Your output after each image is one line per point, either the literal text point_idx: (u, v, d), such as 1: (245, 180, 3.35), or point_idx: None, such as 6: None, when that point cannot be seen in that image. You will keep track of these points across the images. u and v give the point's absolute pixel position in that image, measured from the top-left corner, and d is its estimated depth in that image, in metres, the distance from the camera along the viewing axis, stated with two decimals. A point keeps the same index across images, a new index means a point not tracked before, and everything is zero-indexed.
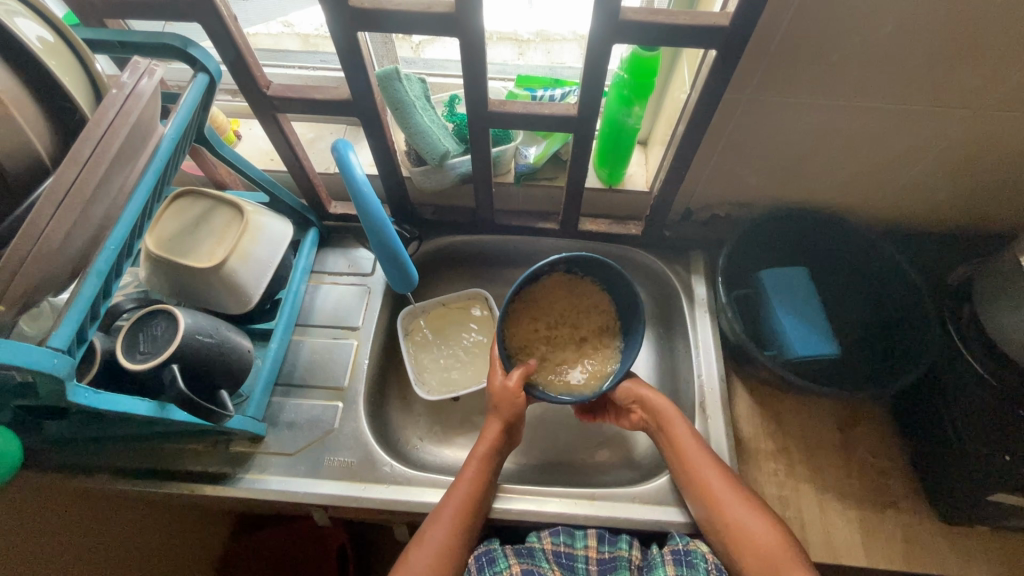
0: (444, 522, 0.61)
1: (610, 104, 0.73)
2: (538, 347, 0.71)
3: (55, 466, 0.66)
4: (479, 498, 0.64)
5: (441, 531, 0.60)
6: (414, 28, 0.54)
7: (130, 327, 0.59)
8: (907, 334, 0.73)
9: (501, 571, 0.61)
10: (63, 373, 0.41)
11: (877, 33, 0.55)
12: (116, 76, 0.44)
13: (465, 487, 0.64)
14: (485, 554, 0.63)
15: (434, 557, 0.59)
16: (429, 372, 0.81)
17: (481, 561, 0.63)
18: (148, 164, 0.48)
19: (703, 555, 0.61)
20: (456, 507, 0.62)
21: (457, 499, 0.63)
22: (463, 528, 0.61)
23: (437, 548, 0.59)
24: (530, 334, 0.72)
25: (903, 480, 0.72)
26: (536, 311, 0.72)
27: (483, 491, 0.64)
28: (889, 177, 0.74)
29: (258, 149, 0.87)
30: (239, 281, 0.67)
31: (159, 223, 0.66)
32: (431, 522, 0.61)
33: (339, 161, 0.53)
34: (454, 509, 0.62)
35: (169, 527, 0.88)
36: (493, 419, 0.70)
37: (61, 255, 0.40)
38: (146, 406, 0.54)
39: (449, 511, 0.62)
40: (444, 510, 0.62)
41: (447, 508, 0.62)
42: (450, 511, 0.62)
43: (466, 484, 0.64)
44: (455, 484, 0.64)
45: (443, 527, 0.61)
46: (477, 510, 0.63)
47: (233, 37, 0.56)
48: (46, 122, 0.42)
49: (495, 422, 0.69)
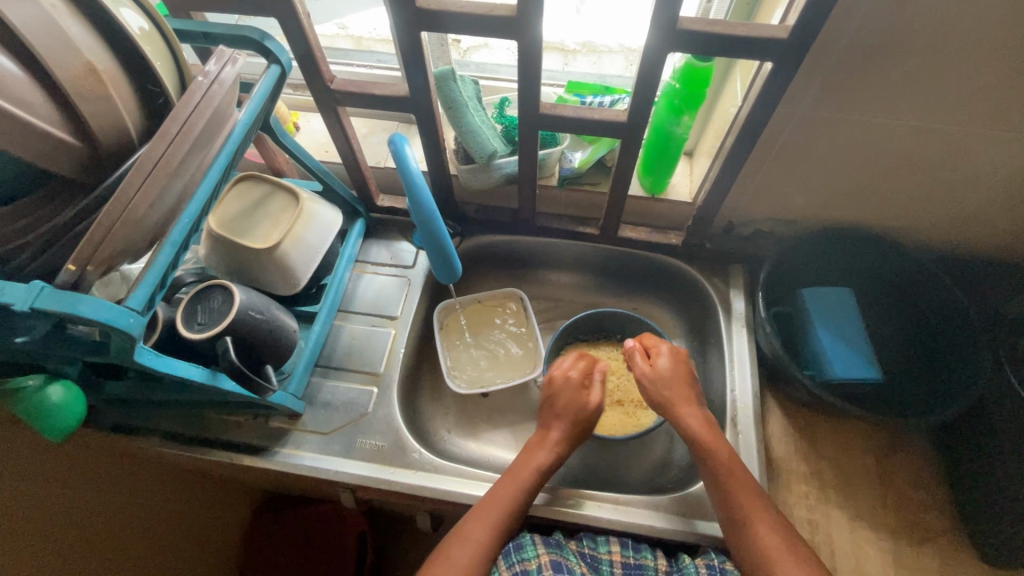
0: (486, 522, 0.60)
1: (659, 113, 0.74)
2: None
3: (110, 425, 0.71)
4: (525, 503, 0.63)
5: (481, 528, 0.60)
6: (475, 30, 0.56)
7: (190, 298, 0.63)
8: (955, 363, 0.70)
9: (528, 559, 0.61)
10: (137, 332, 0.44)
11: (942, 50, 0.54)
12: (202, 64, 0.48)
13: (513, 490, 0.63)
14: (512, 542, 0.64)
15: (472, 554, 0.59)
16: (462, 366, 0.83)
17: (508, 549, 0.63)
18: (222, 146, 0.51)
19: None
20: (502, 509, 0.62)
21: (504, 500, 0.62)
22: (504, 530, 0.61)
23: (476, 545, 0.59)
24: None
25: (943, 515, 0.70)
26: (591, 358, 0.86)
27: (529, 497, 0.64)
28: (946, 202, 0.72)
29: (314, 141, 0.91)
30: (291, 264, 0.71)
31: (222, 205, 0.70)
32: (474, 519, 0.61)
33: (395, 154, 0.56)
34: (499, 510, 0.61)
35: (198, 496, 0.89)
36: (556, 426, 0.69)
37: (144, 223, 0.43)
38: (200, 373, 0.57)
39: (494, 511, 0.61)
40: (488, 509, 0.62)
41: (491, 509, 0.61)
42: (495, 510, 0.61)
43: (516, 487, 0.64)
44: (505, 485, 0.64)
45: (484, 526, 0.60)
46: (519, 515, 0.62)
47: (305, 31, 0.60)
48: (138, 102, 0.46)
49: (557, 429, 0.69)
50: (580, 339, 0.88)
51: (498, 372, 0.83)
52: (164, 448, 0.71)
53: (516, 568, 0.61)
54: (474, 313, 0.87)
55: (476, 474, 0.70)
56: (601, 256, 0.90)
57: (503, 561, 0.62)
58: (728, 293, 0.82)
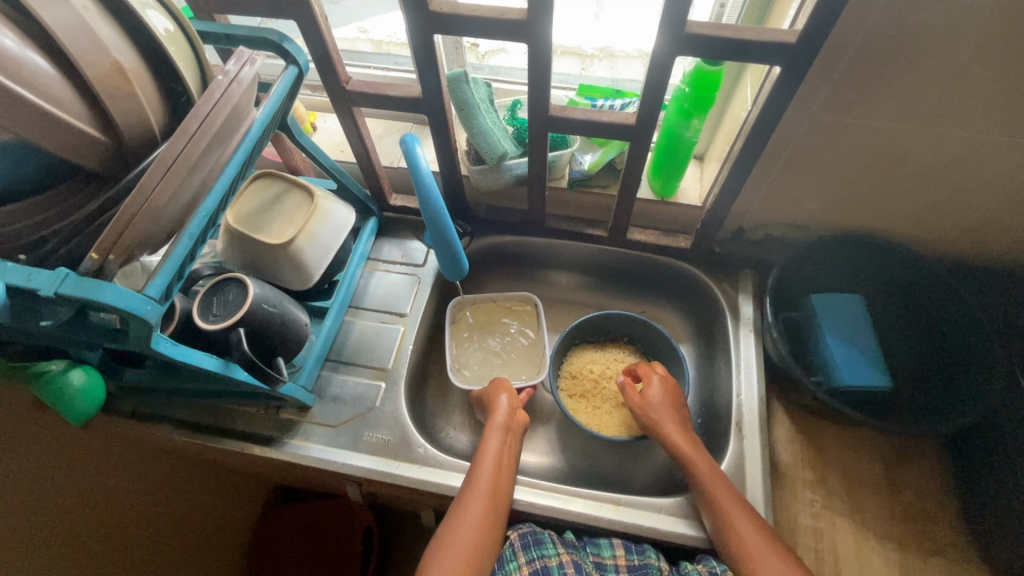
0: (478, 493, 0.63)
1: (670, 117, 0.74)
2: (585, 384, 0.84)
3: (128, 412, 0.73)
4: (504, 468, 0.66)
5: (479, 499, 0.62)
6: (487, 33, 0.57)
7: (206, 290, 0.65)
8: (967, 373, 0.69)
9: (548, 554, 0.62)
10: (153, 319, 0.46)
11: (953, 56, 0.53)
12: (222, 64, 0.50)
13: (490, 457, 0.66)
14: (530, 534, 0.65)
15: (477, 525, 0.60)
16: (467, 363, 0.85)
17: (527, 540, 0.64)
18: (239, 143, 0.53)
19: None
20: (489, 477, 0.64)
21: (486, 472, 0.65)
22: (496, 497, 0.63)
23: (477, 519, 0.61)
24: (584, 373, 0.85)
25: (953, 527, 0.68)
26: (598, 359, 0.86)
27: (504, 461, 0.67)
28: (961, 209, 0.71)
29: (331, 141, 0.93)
30: (304, 259, 0.72)
31: (240, 201, 0.72)
32: (466, 494, 0.63)
33: (407, 153, 0.57)
34: (487, 480, 0.64)
35: (206, 489, 0.90)
36: (501, 400, 0.73)
37: (163, 215, 0.45)
38: (214, 362, 0.59)
39: (482, 479, 0.64)
40: (475, 482, 0.64)
41: (479, 479, 0.64)
42: (482, 482, 0.64)
43: (490, 455, 0.67)
44: (480, 455, 0.67)
45: (479, 497, 0.62)
46: (503, 480, 0.65)
47: (323, 34, 0.62)
48: (161, 100, 0.48)
49: (504, 402, 0.73)
50: (588, 340, 0.89)
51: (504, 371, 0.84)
52: (178, 436, 0.73)
53: (536, 563, 0.62)
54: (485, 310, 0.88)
55: None
56: (610, 259, 0.91)
57: (520, 553, 0.63)
58: (736, 298, 0.82)
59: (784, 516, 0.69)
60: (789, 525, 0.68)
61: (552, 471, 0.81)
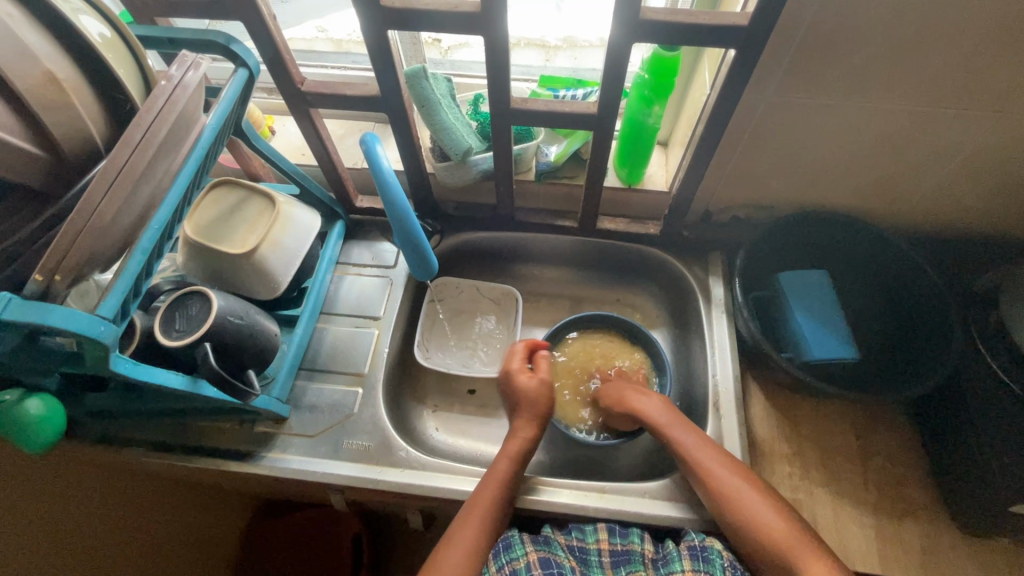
0: (473, 519, 0.62)
1: (631, 104, 0.74)
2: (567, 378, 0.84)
3: (95, 437, 0.70)
4: (507, 499, 0.64)
5: (470, 528, 0.61)
6: (443, 27, 0.56)
7: (167, 306, 0.62)
8: (930, 340, 0.72)
9: (516, 558, 0.61)
10: (109, 341, 0.44)
11: (900, 33, 0.55)
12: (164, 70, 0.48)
13: (494, 485, 0.65)
14: (502, 539, 0.64)
15: (463, 557, 0.59)
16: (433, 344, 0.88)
17: (498, 547, 0.63)
18: (190, 151, 0.51)
19: (719, 552, 0.61)
20: (488, 511, 0.62)
21: (487, 496, 0.63)
22: (490, 533, 0.61)
23: (464, 549, 0.60)
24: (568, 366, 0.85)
25: (923, 489, 0.71)
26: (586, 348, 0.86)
27: (510, 493, 0.65)
28: (915, 181, 0.73)
29: (290, 144, 0.91)
30: (269, 268, 0.70)
31: (197, 211, 0.70)
32: (461, 520, 0.62)
33: (367, 154, 0.56)
34: (486, 505, 0.63)
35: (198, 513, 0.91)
36: (525, 419, 0.72)
37: (111, 230, 0.43)
38: (180, 380, 0.57)
39: (480, 509, 0.62)
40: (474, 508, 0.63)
41: (478, 506, 0.63)
42: (479, 508, 0.62)
43: (495, 481, 0.65)
44: (484, 485, 0.65)
45: (474, 524, 0.61)
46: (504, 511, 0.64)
47: (271, 34, 0.59)
48: (102, 109, 0.45)
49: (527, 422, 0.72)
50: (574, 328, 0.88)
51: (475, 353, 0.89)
52: (150, 458, 0.70)
53: (506, 569, 0.61)
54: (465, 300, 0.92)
55: (462, 469, 0.71)
56: (581, 248, 0.91)
57: (493, 561, 0.62)
58: (707, 280, 0.83)
59: None
60: None
61: (536, 464, 0.81)
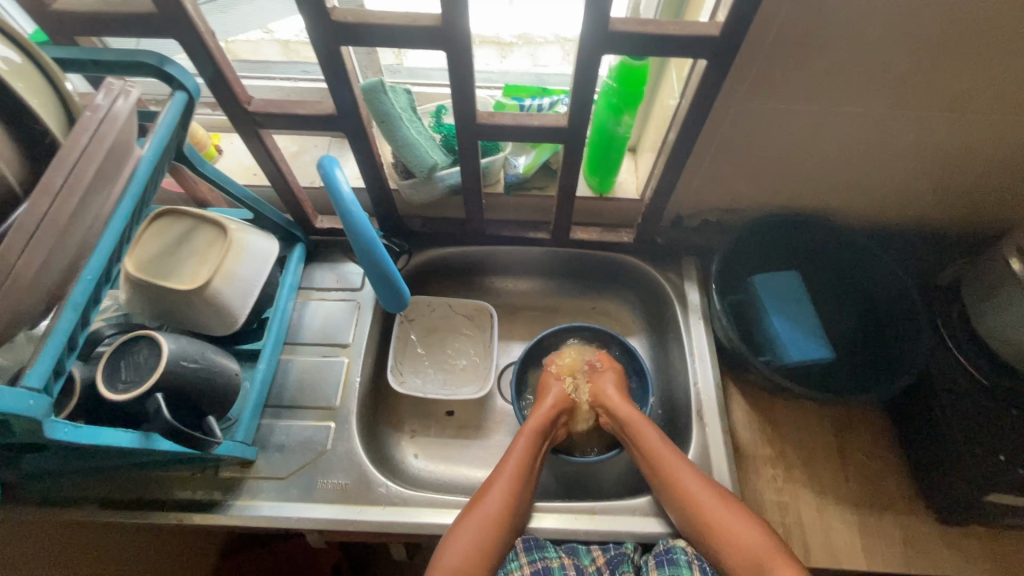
0: (500, 485, 0.64)
1: (600, 112, 0.73)
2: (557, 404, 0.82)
3: (35, 500, 0.63)
4: (530, 469, 0.67)
5: (500, 491, 0.63)
6: (401, 42, 0.53)
7: (111, 353, 0.56)
8: (897, 336, 0.74)
9: (550, 557, 0.62)
10: (39, 414, 0.39)
11: (864, 39, 0.55)
12: (68, 88, 0.44)
13: (519, 452, 0.68)
14: (532, 538, 0.64)
15: (490, 519, 0.61)
16: (406, 367, 0.84)
17: (529, 544, 0.63)
18: (125, 189, 0.46)
19: (684, 551, 0.62)
20: (511, 480, 0.64)
21: (513, 464, 0.66)
22: (516, 496, 0.64)
23: (494, 511, 0.62)
24: None
25: (900, 481, 0.73)
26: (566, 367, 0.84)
27: (532, 464, 0.67)
28: (877, 180, 0.74)
29: (239, 164, 0.86)
30: (224, 303, 0.65)
31: (139, 245, 0.63)
32: (489, 488, 0.64)
33: (326, 178, 0.53)
34: (512, 471, 0.65)
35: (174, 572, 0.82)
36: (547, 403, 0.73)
37: (31, 290, 0.38)
38: (130, 437, 0.51)
39: (506, 477, 0.65)
40: (501, 475, 0.65)
41: (505, 473, 0.65)
42: (505, 477, 0.65)
43: (518, 454, 0.68)
44: (506, 461, 0.67)
45: (503, 485, 0.64)
46: (527, 483, 0.66)
47: (212, 53, 0.55)
48: (14, 147, 0.40)
49: (549, 405, 0.73)
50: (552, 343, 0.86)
51: (450, 374, 0.86)
52: (101, 518, 0.64)
53: (539, 564, 0.61)
54: (436, 319, 0.89)
55: (447, 501, 0.68)
56: (555, 258, 0.89)
57: (523, 554, 0.63)
58: (683, 286, 0.83)
59: (750, 496, 0.71)
60: (756, 504, 0.70)
61: None
